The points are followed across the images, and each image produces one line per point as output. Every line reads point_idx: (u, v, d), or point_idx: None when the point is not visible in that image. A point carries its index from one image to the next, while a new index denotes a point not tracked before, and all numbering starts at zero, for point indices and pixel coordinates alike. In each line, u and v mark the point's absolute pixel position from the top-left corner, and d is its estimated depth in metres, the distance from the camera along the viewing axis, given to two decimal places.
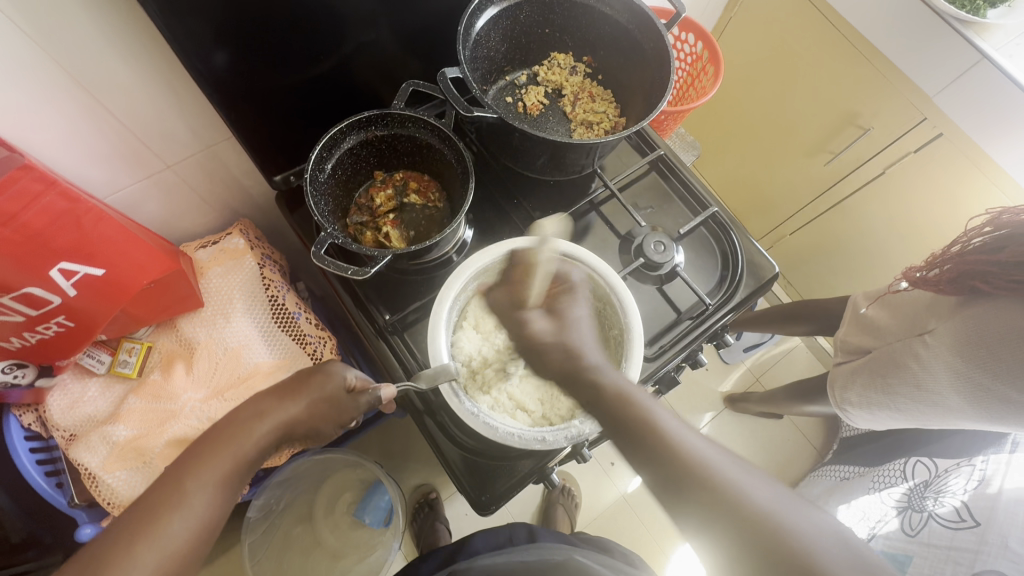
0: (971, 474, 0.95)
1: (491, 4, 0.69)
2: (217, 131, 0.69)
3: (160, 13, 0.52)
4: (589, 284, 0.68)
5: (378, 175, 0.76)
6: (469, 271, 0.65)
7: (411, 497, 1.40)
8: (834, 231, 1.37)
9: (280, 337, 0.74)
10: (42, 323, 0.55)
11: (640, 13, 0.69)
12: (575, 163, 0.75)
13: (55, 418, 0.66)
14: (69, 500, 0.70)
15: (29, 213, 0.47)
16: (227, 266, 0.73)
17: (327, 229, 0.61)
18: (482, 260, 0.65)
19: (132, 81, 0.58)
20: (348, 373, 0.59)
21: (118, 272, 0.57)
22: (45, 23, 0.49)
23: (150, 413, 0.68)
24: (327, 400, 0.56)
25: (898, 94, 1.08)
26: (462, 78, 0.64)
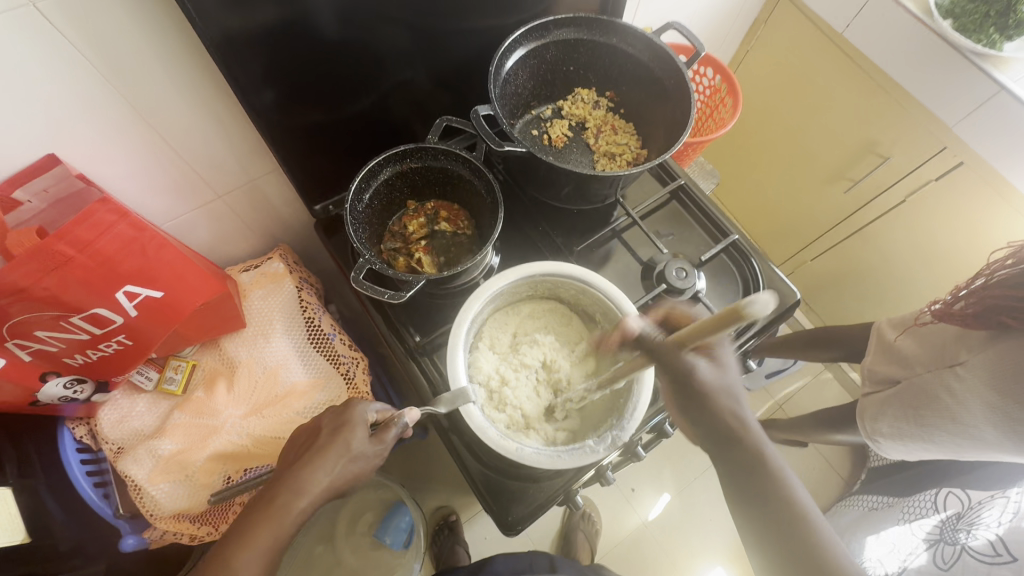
0: (1006, 507, 0.91)
1: (519, 45, 0.74)
2: (265, 163, 0.74)
3: (225, 60, 0.57)
4: (598, 307, 0.70)
5: (411, 205, 0.80)
6: (488, 294, 0.66)
7: (431, 519, 1.40)
8: (856, 259, 1.37)
9: (315, 357, 0.78)
10: (103, 341, 0.59)
11: (661, 52, 0.73)
12: (598, 193, 0.78)
13: (105, 431, 0.70)
14: (115, 511, 0.71)
15: (103, 240, 0.51)
16: (268, 288, 0.78)
17: (365, 256, 0.65)
18: (499, 285, 0.67)
19: (196, 122, 0.63)
20: (370, 410, 0.60)
21: (174, 294, 0.61)
22: (125, 73, 0.54)
23: (193, 428, 0.71)
24: (354, 456, 0.56)
25: (917, 124, 1.10)
26: (493, 115, 0.68)
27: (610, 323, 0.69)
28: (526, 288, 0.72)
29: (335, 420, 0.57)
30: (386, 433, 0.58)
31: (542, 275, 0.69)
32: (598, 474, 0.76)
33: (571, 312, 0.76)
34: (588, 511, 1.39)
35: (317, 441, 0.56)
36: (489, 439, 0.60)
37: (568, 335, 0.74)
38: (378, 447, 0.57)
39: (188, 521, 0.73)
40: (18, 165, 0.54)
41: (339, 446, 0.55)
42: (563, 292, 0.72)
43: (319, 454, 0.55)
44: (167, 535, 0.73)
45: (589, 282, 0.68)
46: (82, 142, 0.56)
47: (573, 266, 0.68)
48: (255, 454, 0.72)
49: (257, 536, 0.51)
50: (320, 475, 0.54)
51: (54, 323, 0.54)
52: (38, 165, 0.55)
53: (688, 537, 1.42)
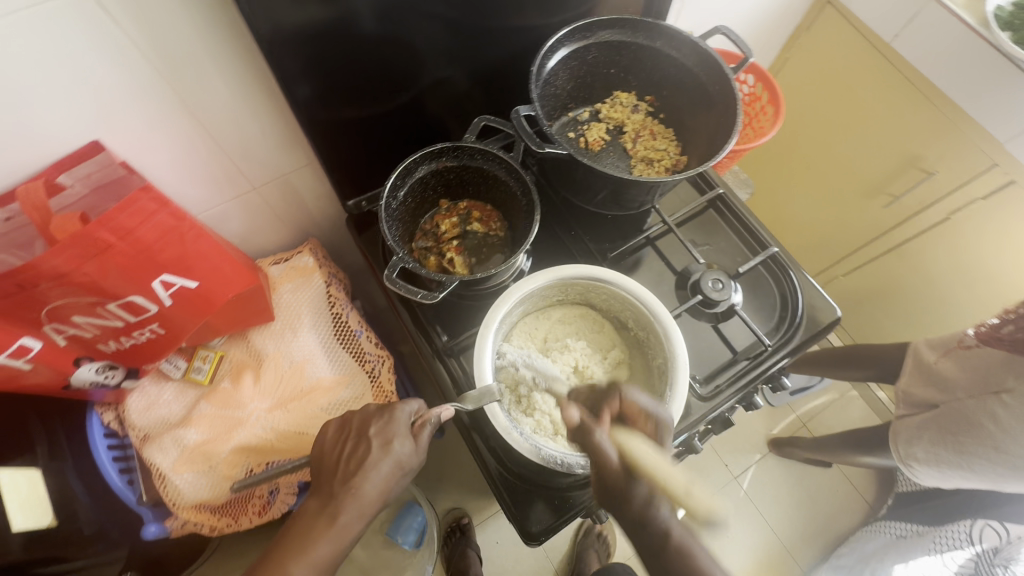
0: None
1: (562, 46, 0.72)
2: (301, 157, 0.74)
3: (271, 52, 0.57)
4: (632, 312, 0.67)
5: (444, 203, 0.79)
6: (517, 295, 0.65)
7: (443, 520, 1.40)
8: (893, 276, 1.33)
9: (340, 353, 0.77)
10: (137, 329, 0.59)
11: (706, 57, 0.71)
12: (634, 199, 0.77)
13: (133, 418, 0.70)
14: (138, 498, 0.71)
15: (144, 229, 0.51)
16: (297, 283, 0.77)
17: (399, 254, 0.64)
18: (528, 287, 0.65)
19: (237, 113, 0.63)
20: (409, 411, 0.61)
21: (208, 285, 0.60)
22: (173, 62, 0.54)
23: (218, 419, 0.71)
24: (403, 463, 0.57)
25: (966, 140, 1.06)
26: (534, 116, 0.66)
27: (643, 328, 0.67)
28: (557, 291, 0.70)
29: (382, 432, 0.58)
30: (422, 436, 0.59)
31: (574, 278, 0.67)
32: (623, 486, 0.74)
33: (604, 317, 0.73)
34: (603, 532, 1.39)
35: (364, 454, 0.57)
36: (513, 440, 0.59)
37: (600, 340, 0.72)
38: (419, 456, 0.59)
39: (209, 511, 0.73)
40: (63, 151, 0.54)
41: (388, 461, 0.57)
42: (595, 297, 0.70)
43: (369, 469, 0.56)
44: (188, 525, 0.73)
45: (622, 285, 0.66)
46: (127, 130, 0.56)
47: (604, 269, 0.66)
48: (278, 449, 0.72)
49: (319, 546, 0.55)
50: (371, 490, 0.56)
51: (90, 309, 0.54)
52: (82, 152, 0.54)
53: None
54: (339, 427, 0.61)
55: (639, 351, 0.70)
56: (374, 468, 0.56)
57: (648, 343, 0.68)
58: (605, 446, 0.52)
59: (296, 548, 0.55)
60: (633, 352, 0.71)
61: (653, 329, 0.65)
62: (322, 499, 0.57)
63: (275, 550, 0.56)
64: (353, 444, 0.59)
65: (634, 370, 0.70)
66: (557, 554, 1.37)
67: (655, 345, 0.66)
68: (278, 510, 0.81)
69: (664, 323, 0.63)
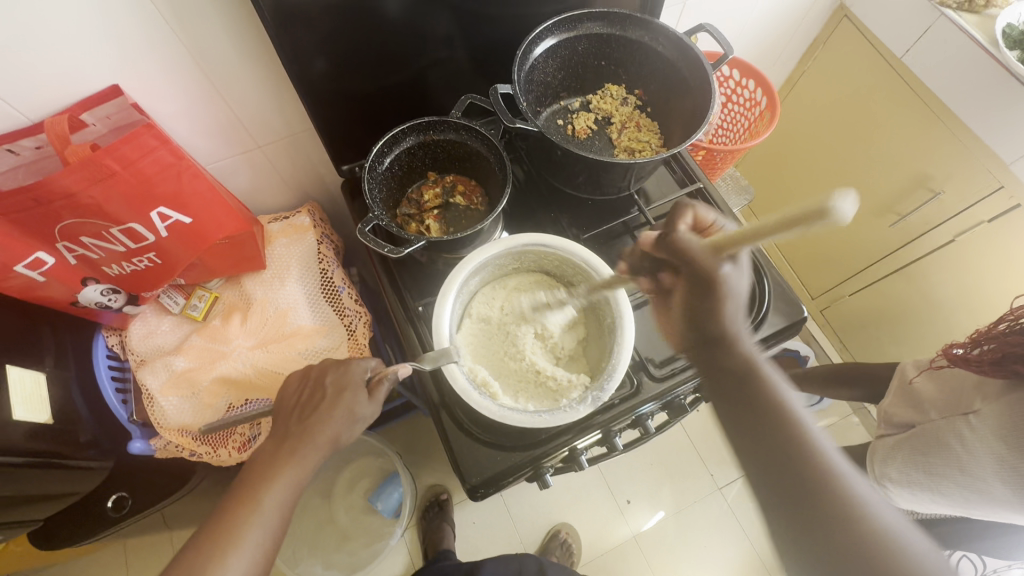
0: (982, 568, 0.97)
1: (550, 34, 0.76)
2: (303, 122, 0.80)
3: (274, 25, 0.63)
4: (582, 276, 0.71)
5: (431, 176, 0.84)
6: (473, 265, 0.68)
7: (424, 494, 1.44)
8: (896, 298, 1.31)
9: (323, 306, 0.83)
10: (136, 256, 0.67)
11: (688, 51, 0.74)
12: (612, 184, 0.80)
13: (133, 342, 0.78)
14: (129, 416, 0.79)
15: (145, 161, 0.58)
16: (292, 239, 0.84)
17: (375, 212, 0.69)
18: (481, 257, 0.68)
19: (244, 75, 0.70)
20: (366, 367, 0.60)
21: (201, 223, 0.68)
22: (187, 24, 0.61)
23: (205, 351, 0.78)
24: (358, 417, 0.57)
25: (975, 161, 1.04)
26: (512, 95, 0.71)
27: (593, 291, 0.70)
28: (510, 261, 0.73)
29: (339, 382, 0.58)
30: (379, 390, 0.59)
31: (526, 247, 0.70)
32: (571, 457, 0.76)
33: (557, 284, 0.76)
34: (569, 539, 1.38)
35: (321, 403, 0.57)
36: (469, 398, 0.62)
37: (554, 304, 0.75)
38: (374, 409, 0.59)
39: (191, 436, 0.79)
40: (88, 92, 0.62)
41: (342, 410, 0.57)
42: (549, 264, 0.74)
43: (328, 415, 0.56)
44: (171, 446, 0.80)
45: (572, 252, 0.69)
46: (142, 79, 0.64)
47: (551, 237, 0.70)
48: (257, 384, 0.78)
49: (280, 479, 0.55)
50: (326, 434, 0.56)
51: (97, 232, 0.62)
52: (103, 94, 0.63)
53: (678, 560, 1.39)
54: (303, 376, 0.61)
55: (592, 314, 0.73)
56: (330, 414, 0.56)
57: (598, 304, 0.71)
58: (686, 247, 0.54)
59: (259, 480, 0.55)
60: (586, 314, 0.74)
61: (601, 291, 0.68)
62: (281, 439, 0.57)
63: (239, 484, 0.55)
64: (312, 393, 0.59)
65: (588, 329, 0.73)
66: (531, 541, 1.40)
67: (602, 304, 0.69)
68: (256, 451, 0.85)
69: (607, 281, 0.67)
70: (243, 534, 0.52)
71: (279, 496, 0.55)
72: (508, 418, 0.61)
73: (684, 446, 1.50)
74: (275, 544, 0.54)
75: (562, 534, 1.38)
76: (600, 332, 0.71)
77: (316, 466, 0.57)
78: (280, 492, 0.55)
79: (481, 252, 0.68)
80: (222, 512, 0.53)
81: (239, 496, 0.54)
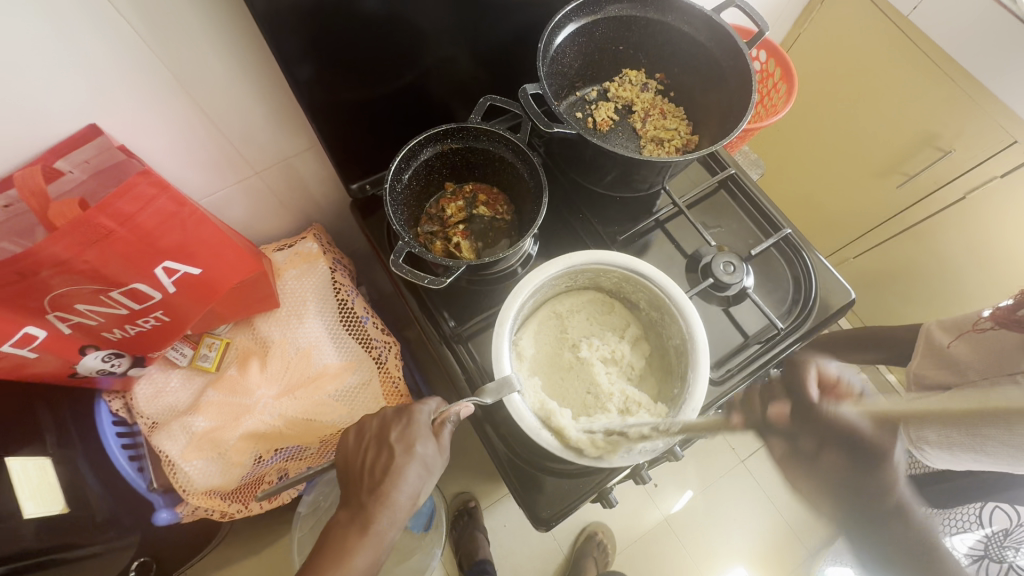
0: None
1: (570, 21, 0.70)
2: (303, 141, 0.72)
3: (271, 32, 0.55)
4: (644, 293, 0.64)
5: (449, 186, 0.77)
6: (528, 288, 0.61)
7: (450, 504, 1.40)
8: (906, 258, 1.31)
9: (347, 340, 0.76)
10: (141, 317, 0.59)
11: (720, 30, 0.68)
12: (645, 180, 0.75)
13: (141, 406, 0.71)
14: (149, 485, 0.72)
15: (144, 214, 0.50)
16: (302, 269, 0.76)
17: (405, 238, 0.62)
18: (539, 278, 0.61)
19: (237, 96, 0.61)
20: (428, 411, 0.54)
21: (211, 272, 0.60)
22: (170, 43, 0.52)
23: (226, 406, 0.70)
24: (428, 471, 0.52)
25: (986, 116, 1.03)
26: (541, 94, 0.64)
27: (657, 309, 0.64)
28: (565, 280, 0.66)
29: (405, 436, 0.52)
30: (443, 436, 0.53)
31: (583, 265, 0.63)
32: (634, 472, 0.72)
33: (612, 298, 0.70)
34: (603, 538, 1.37)
35: (389, 463, 0.51)
36: (541, 439, 0.55)
37: (612, 322, 0.69)
38: (444, 457, 0.53)
39: (219, 497, 0.73)
40: (59, 136, 0.53)
41: (416, 466, 0.51)
42: (605, 281, 0.67)
43: (396, 477, 0.50)
44: (199, 511, 0.73)
45: (634, 268, 0.63)
46: (122, 113, 0.55)
47: (615, 253, 0.63)
48: (287, 435, 0.72)
49: (357, 557, 0.49)
50: (402, 498, 0.50)
51: (94, 297, 0.53)
52: (79, 136, 0.54)
53: (709, 537, 1.40)
54: (359, 433, 0.55)
55: (654, 331, 0.67)
56: (402, 474, 0.50)
57: (662, 323, 0.65)
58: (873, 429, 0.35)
59: (331, 564, 0.48)
60: (646, 331, 0.69)
61: (669, 310, 0.62)
62: (354, 510, 0.51)
63: (310, 565, 0.50)
64: (375, 451, 0.53)
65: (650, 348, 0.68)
66: (565, 538, 1.39)
67: (670, 325, 0.63)
68: (286, 496, 0.83)
69: (678, 301, 0.60)
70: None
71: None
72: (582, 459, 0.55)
73: None
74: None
75: (597, 536, 1.37)
76: (666, 354, 0.66)
77: (392, 535, 0.51)
78: (355, 573, 0.49)
79: (538, 273, 0.61)
80: None
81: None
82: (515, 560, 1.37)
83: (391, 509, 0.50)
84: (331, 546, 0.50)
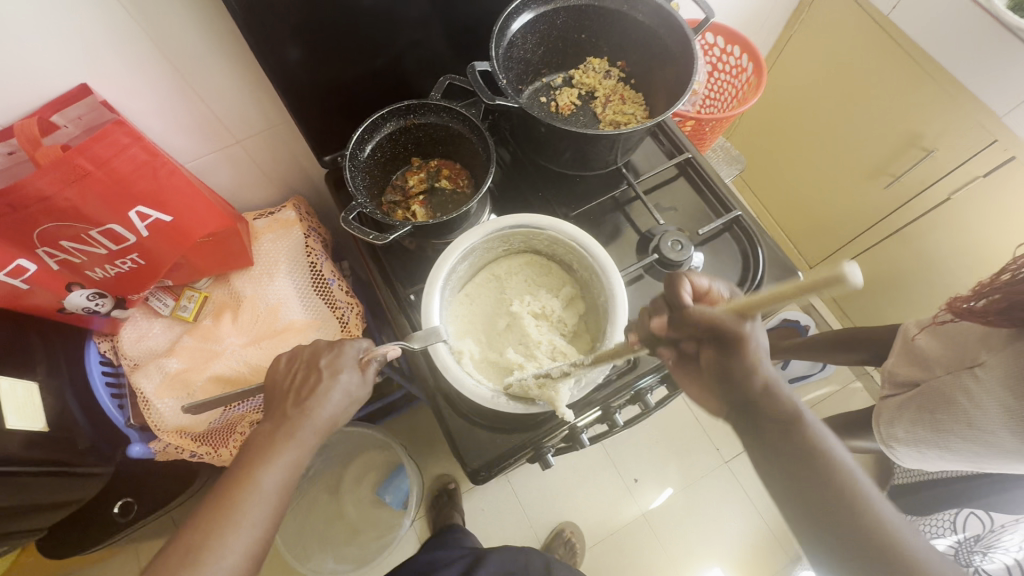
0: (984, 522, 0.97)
1: (527, 8, 0.74)
2: (282, 114, 0.79)
3: (242, 12, 0.61)
4: (573, 254, 0.70)
5: (415, 162, 0.83)
6: (461, 250, 0.66)
7: (430, 484, 1.45)
8: (895, 263, 1.30)
9: (314, 299, 0.82)
10: (120, 258, 0.66)
11: (669, 18, 0.72)
12: (598, 158, 0.79)
13: (125, 347, 0.78)
14: (127, 420, 0.78)
15: (118, 160, 0.57)
16: (279, 233, 0.83)
17: (358, 199, 0.68)
18: (469, 242, 0.66)
19: (216, 68, 0.68)
20: (359, 347, 0.60)
21: (183, 221, 0.67)
22: (151, 15, 0.59)
23: (199, 351, 0.77)
24: (348, 395, 0.57)
25: (967, 116, 1.02)
26: (491, 72, 0.69)
27: (584, 268, 0.69)
28: (500, 244, 0.71)
29: (333, 362, 0.58)
30: (369, 370, 0.59)
31: (513, 228, 0.69)
32: (571, 435, 0.77)
33: (551, 261, 0.75)
34: (572, 537, 1.37)
35: (314, 385, 0.57)
36: (466, 386, 0.60)
37: (549, 283, 0.73)
38: (367, 388, 0.59)
39: (189, 437, 0.79)
40: (56, 93, 0.61)
41: (338, 391, 0.57)
42: (538, 245, 0.72)
43: (320, 396, 0.56)
44: (171, 449, 0.79)
45: (560, 229, 0.68)
46: (110, 77, 0.63)
47: (542, 216, 0.68)
48: (250, 381, 0.77)
49: (282, 456, 0.54)
50: (324, 414, 0.56)
51: (77, 234, 0.61)
52: (73, 94, 0.61)
53: (687, 534, 1.40)
54: (292, 357, 0.60)
55: (586, 291, 0.72)
56: (327, 395, 0.56)
57: (589, 282, 0.70)
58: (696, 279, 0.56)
59: (256, 460, 0.54)
60: (580, 290, 0.73)
61: (592, 267, 0.67)
62: (277, 420, 0.56)
63: (232, 467, 0.54)
64: (304, 373, 0.58)
65: (582, 306, 0.72)
66: (541, 525, 1.41)
67: (597, 282, 0.67)
68: None
69: (601, 259, 0.66)
70: (244, 515, 0.51)
71: (279, 475, 0.54)
72: (503, 403, 0.60)
73: (687, 421, 1.51)
74: (271, 525, 0.53)
75: (566, 533, 1.37)
76: (596, 311, 0.70)
77: (314, 442, 0.57)
78: (278, 471, 0.54)
79: (466, 237, 0.66)
80: (213, 496, 0.52)
81: (232, 475, 0.53)
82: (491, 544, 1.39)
83: (313, 424, 0.56)
84: (258, 448, 0.55)
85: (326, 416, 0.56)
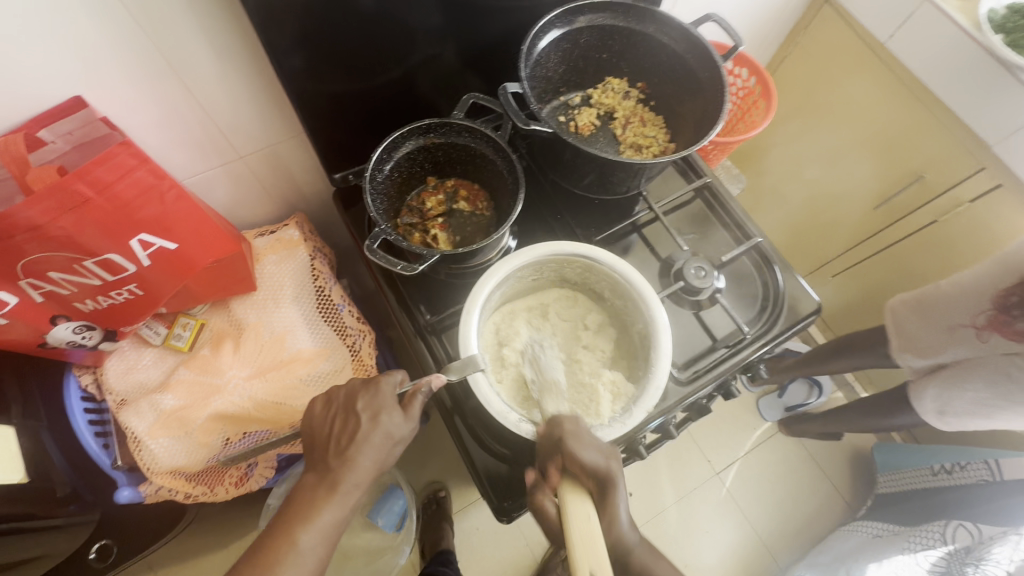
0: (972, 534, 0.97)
1: (554, 27, 0.72)
2: (288, 128, 0.73)
3: (260, 21, 0.56)
4: (610, 285, 0.68)
5: (431, 181, 0.79)
6: (497, 278, 0.63)
7: (421, 494, 1.41)
8: (882, 279, 1.35)
9: (322, 327, 0.77)
10: (115, 289, 0.60)
11: (698, 44, 0.71)
12: (620, 184, 0.76)
13: (110, 381, 0.71)
14: (113, 462, 0.71)
15: (122, 184, 0.51)
16: (282, 255, 0.77)
17: (381, 225, 0.63)
18: (506, 268, 0.64)
19: (221, 80, 0.62)
20: (397, 383, 0.55)
21: (187, 248, 0.61)
22: (158, 24, 0.53)
23: (196, 386, 0.71)
24: (396, 440, 0.53)
25: (956, 145, 1.07)
26: (522, 93, 0.66)
27: (621, 298, 0.67)
28: (532, 271, 0.69)
29: (371, 405, 0.53)
30: (414, 405, 0.54)
31: (550, 257, 0.66)
32: None
33: (577, 292, 0.74)
34: None
35: (354, 429, 0.52)
36: (509, 423, 0.57)
37: (577, 314, 0.72)
38: (410, 425, 0.54)
39: (184, 478, 0.73)
40: (44, 106, 0.54)
41: (380, 436, 0.52)
42: (571, 273, 0.70)
43: (360, 442, 0.52)
44: (163, 491, 0.72)
45: (599, 259, 0.66)
46: (107, 90, 0.56)
47: (580, 245, 0.66)
48: (256, 416, 0.72)
49: (322, 515, 0.50)
50: (366, 462, 0.52)
51: (68, 266, 0.55)
52: (66, 107, 0.55)
53: (680, 548, 1.39)
54: (325, 403, 0.55)
55: (618, 319, 0.71)
56: (365, 441, 0.52)
57: (626, 312, 0.68)
58: None
59: (296, 521, 0.50)
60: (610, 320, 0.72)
61: (631, 298, 0.66)
62: (321, 473, 0.52)
63: (270, 528, 0.51)
64: (341, 418, 0.54)
65: (613, 335, 0.71)
66: (537, 544, 1.38)
67: (634, 313, 0.66)
68: (255, 483, 0.82)
69: (641, 290, 0.64)
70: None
71: (316, 541, 0.50)
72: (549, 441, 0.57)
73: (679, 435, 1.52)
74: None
75: (562, 552, 1.34)
76: (631, 342, 0.69)
77: (357, 496, 0.52)
78: (317, 534, 0.50)
79: (503, 265, 0.64)
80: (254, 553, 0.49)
81: (272, 535, 0.50)
82: (484, 565, 1.36)
83: (355, 477, 0.52)
84: (293, 504, 0.51)
85: (370, 468, 0.52)
